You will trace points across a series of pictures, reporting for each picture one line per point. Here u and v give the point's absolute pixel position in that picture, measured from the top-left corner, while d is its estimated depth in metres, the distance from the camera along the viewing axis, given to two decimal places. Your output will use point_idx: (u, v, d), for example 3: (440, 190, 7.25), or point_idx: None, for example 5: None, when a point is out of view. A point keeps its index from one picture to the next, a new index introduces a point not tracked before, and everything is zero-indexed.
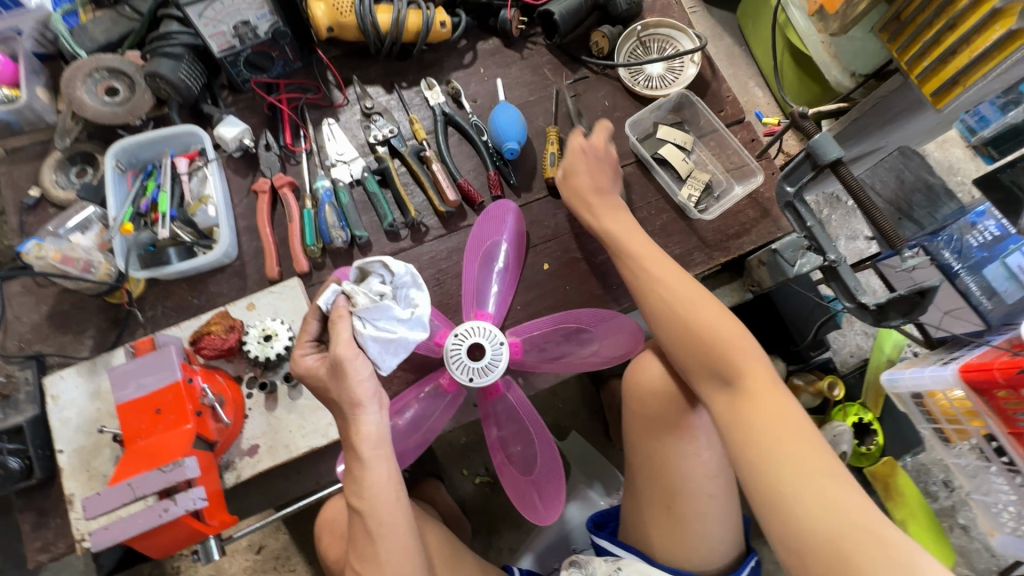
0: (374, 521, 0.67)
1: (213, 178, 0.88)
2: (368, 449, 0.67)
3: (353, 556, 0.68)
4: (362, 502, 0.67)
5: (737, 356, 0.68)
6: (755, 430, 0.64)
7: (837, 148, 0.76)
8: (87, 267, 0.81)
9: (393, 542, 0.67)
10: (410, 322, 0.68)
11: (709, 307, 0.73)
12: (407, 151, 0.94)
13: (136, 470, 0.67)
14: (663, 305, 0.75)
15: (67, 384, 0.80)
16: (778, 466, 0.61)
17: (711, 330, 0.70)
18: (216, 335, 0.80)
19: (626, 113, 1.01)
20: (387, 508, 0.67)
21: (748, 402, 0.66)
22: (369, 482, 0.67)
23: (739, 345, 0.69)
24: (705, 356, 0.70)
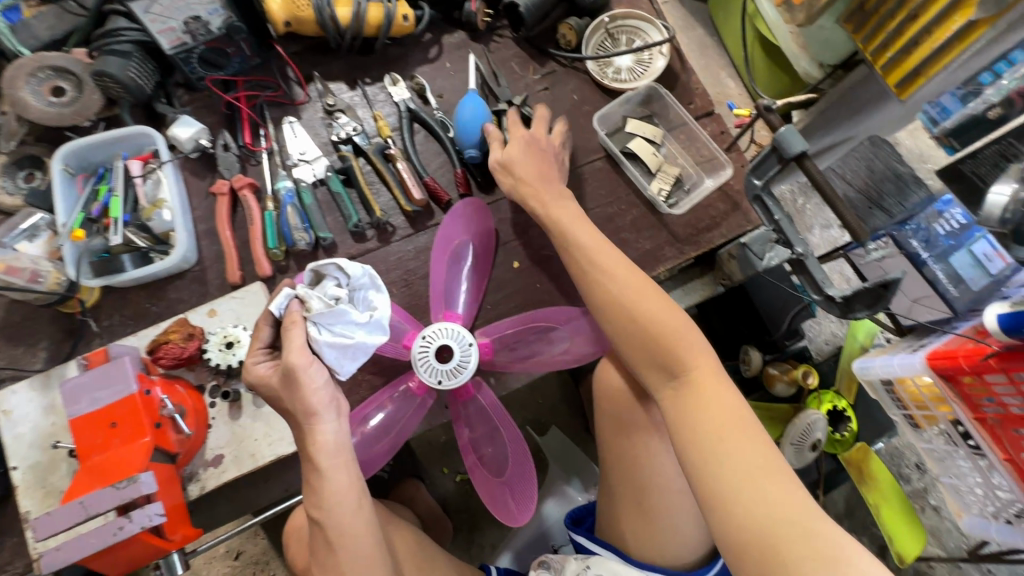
0: (334, 531, 0.65)
1: (168, 181, 0.85)
2: (324, 460, 0.66)
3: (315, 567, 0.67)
4: (321, 513, 0.66)
5: (685, 351, 0.67)
6: (699, 426, 0.63)
7: (801, 141, 0.76)
8: (33, 278, 0.77)
9: (356, 551, 0.66)
10: (370, 325, 0.67)
11: (655, 297, 0.71)
12: (371, 150, 0.91)
13: (90, 488, 0.64)
14: (608, 294, 0.73)
15: (19, 399, 0.77)
16: (719, 463, 0.61)
17: (658, 321, 0.69)
18: (174, 344, 0.78)
19: (595, 107, 1.00)
20: (349, 518, 0.66)
21: (692, 396, 0.65)
22: (328, 493, 0.66)
23: (684, 336, 0.69)
24: (652, 348, 0.68)
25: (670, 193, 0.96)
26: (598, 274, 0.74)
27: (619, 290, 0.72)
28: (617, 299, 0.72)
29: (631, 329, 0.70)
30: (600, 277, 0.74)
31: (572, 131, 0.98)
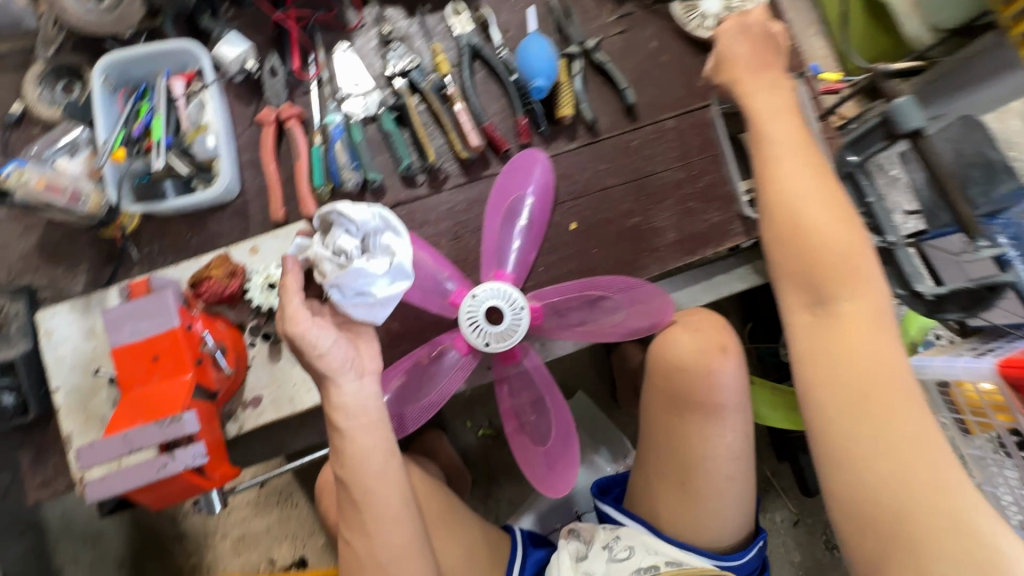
0: (358, 488, 0.64)
1: (212, 104, 0.79)
2: (343, 421, 0.63)
3: (342, 525, 0.66)
4: (346, 472, 0.64)
5: (847, 275, 0.58)
6: (846, 376, 0.56)
7: (920, 116, 0.66)
8: (74, 198, 0.73)
9: (378, 509, 0.63)
10: (391, 271, 0.64)
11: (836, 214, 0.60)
12: (428, 87, 0.84)
13: (133, 421, 0.63)
14: (775, 190, 0.62)
15: (60, 320, 0.76)
16: (853, 405, 0.55)
17: (822, 235, 0.59)
18: (216, 280, 0.75)
19: (674, 58, 0.90)
20: (370, 475, 0.63)
21: (839, 333, 0.57)
22: (351, 453, 0.63)
23: (851, 258, 0.59)
24: (812, 279, 0.59)
25: None
26: (773, 178, 0.62)
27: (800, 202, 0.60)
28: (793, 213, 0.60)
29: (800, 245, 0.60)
30: (777, 181, 0.62)
31: (645, 84, 0.89)
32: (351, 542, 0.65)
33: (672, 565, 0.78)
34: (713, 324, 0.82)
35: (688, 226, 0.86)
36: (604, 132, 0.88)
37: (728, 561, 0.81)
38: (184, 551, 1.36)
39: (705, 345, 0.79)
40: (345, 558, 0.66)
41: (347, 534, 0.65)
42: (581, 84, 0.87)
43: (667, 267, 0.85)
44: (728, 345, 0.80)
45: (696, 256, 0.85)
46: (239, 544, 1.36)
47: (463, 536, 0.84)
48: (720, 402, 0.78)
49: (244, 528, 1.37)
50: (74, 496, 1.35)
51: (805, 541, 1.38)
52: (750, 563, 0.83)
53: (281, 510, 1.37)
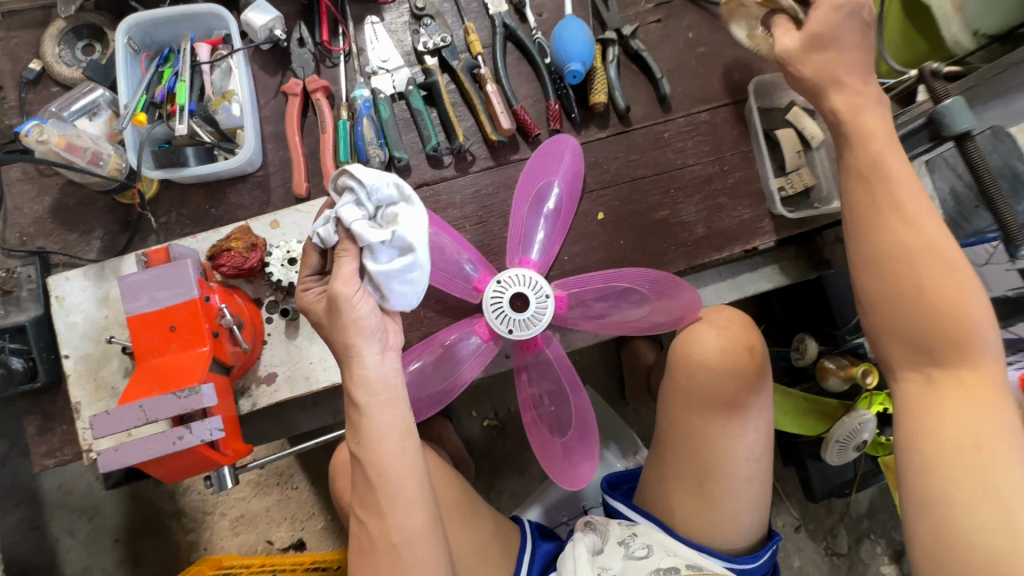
0: (374, 469, 0.58)
1: (239, 72, 0.77)
2: (363, 398, 0.58)
3: (355, 505, 0.61)
4: (364, 450, 0.59)
5: (967, 336, 0.49)
6: (956, 444, 0.47)
7: (969, 118, 0.65)
8: (94, 160, 0.71)
9: (397, 496, 0.59)
10: (394, 243, 0.57)
11: (956, 259, 0.50)
12: (459, 66, 0.82)
13: (148, 392, 0.61)
14: (885, 226, 0.52)
15: (73, 287, 0.74)
16: (959, 478, 0.46)
17: (938, 284, 0.50)
18: (236, 253, 0.72)
19: (710, 49, 0.88)
20: (389, 458, 0.58)
21: (948, 397, 0.49)
22: (368, 430, 0.58)
23: (971, 314, 0.49)
24: (923, 334, 0.50)
25: (792, 200, 0.86)
26: (876, 206, 0.53)
27: (912, 243, 0.51)
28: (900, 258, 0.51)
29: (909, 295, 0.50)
30: (884, 210, 0.53)
31: (680, 75, 0.87)
32: (365, 524, 0.60)
33: (692, 569, 0.76)
34: (741, 323, 0.81)
35: (717, 222, 0.84)
36: (636, 122, 0.86)
37: (739, 563, 0.80)
38: (181, 529, 1.34)
39: (732, 344, 0.78)
40: (357, 541, 0.61)
41: (361, 515, 0.60)
42: (616, 71, 0.85)
43: (693, 262, 0.84)
44: (754, 344, 0.79)
45: (724, 253, 0.84)
46: (237, 524, 1.35)
47: (474, 526, 0.82)
48: (743, 402, 0.76)
49: (243, 508, 1.36)
50: (72, 468, 1.34)
51: (805, 545, 1.37)
52: (762, 566, 0.82)
53: (281, 492, 1.36)
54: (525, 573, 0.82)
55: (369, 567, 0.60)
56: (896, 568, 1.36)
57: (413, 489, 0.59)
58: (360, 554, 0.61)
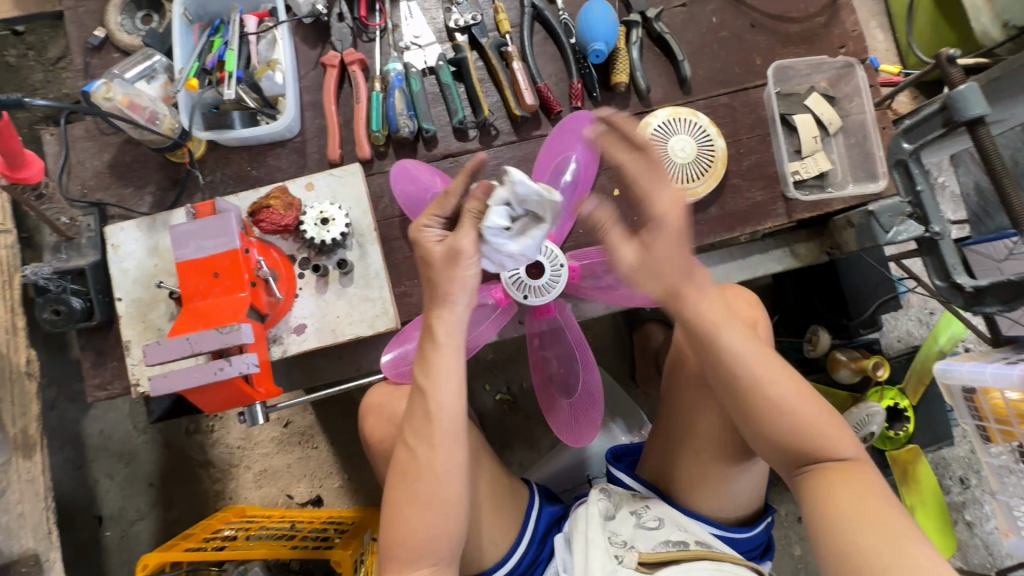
0: (435, 404, 0.63)
1: (283, 44, 0.83)
2: (442, 334, 0.63)
3: (405, 433, 0.66)
4: (427, 382, 0.64)
5: (816, 433, 0.62)
6: (865, 511, 0.57)
7: (983, 104, 0.66)
8: (152, 118, 0.76)
9: (450, 431, 0.64)
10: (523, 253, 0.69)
11: (793, 375, 0.63)
12: (488, 44, 0.86)
13: (192, 329, 0.68)
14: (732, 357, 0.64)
15: (127, 236, 0.82)
16: (854, 540, 0.56)
17: (788, 399, 0.62)
18: (275, 210, 0.78)
19: (732, 34, 0.90)
20: (448, 398, 0.64)
21: (831, 482, 0.60)
22: (436, 366, 0.63)
23: (819, 418, 0.62)
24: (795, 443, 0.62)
25: (806, 185, 0.89)
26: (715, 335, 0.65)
27: (756, 370, 0.63)
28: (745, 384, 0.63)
29: (771, 418, 0.62)
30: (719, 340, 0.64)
31: (702, 59, 0.90)
32: (412, 451, 0.65)
33: (700, 545, 0.79)
34: (750, 299, 0.80)
35: (730, 202, 0.87)
36: (655, 104, 0.89)
37: (735, 533, 0.84)
38: (209, 478, 1.44)
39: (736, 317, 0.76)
40: (397, 467, 0.65)
41: (409, 442, 0.65)
42: (638, 52, 0.88)
43: (704, 241, 0.87)
44: (759, 319, 0.77)
45: (735, 233, 0.87)
46: (261, 477, 1.44)
47: (487, 478, 0.86)
48: None
49: (266, 463, 1.44)
50: (113, 416, 1.43)
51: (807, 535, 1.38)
52: (758, 537, 0.85)
53: (302, 450, 1.44)
54: (532, 525, 0.87)
55: (407, 492, 0.64)
56: None
57: (462, 429, 0.65)
58: (399, 478, 0.65)
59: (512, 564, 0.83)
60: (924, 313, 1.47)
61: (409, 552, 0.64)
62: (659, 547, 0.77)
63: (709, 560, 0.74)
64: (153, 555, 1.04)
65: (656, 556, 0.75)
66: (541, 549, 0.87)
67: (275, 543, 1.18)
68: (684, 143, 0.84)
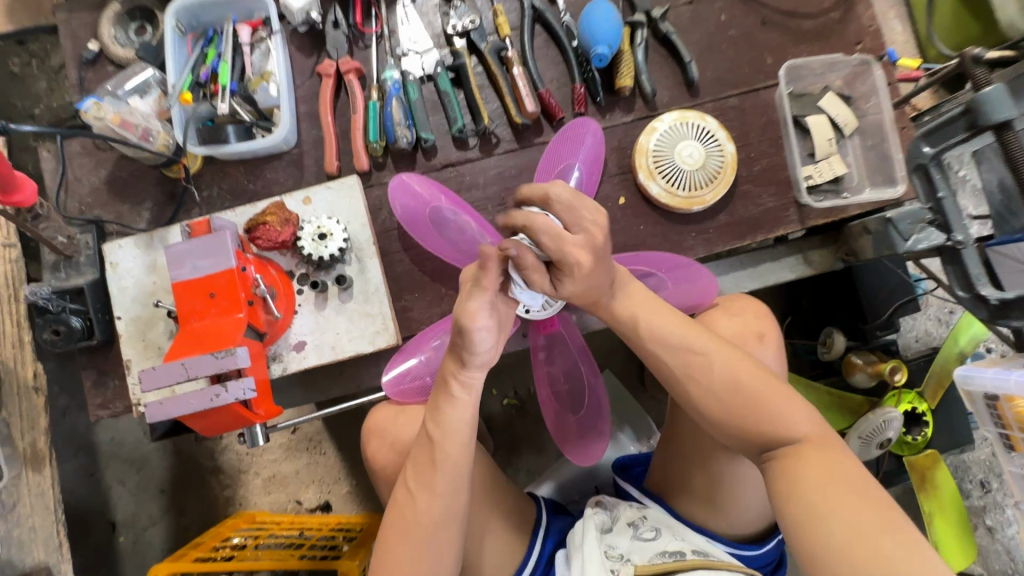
0: (441, 452, 0.65)
1: (276, 55, 0.81)
2: (457, 388, 0.65)
3: (408, 473, 0.67)
4: (437, 430, 0.66)
5: (774, 410, 0.62)
6: (832, 489, 0.56)
7: (1010, 107, 0.62)
8: (145, 136, 0.74)
9: (454, 478, 0.66)
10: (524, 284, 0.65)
11: (741, 360, 0.65)
12: (487, 49, 0.83)
13: (189, 351, 0.67)
14: (679, 347, 0.66)
15: (125, 254, 0.81)
16: (822, 514, 0.55)
17: (738, 383, 0.63)
18: (272, 226, 0.77)
19: (742, 32, 0.86)
20: (455, 447, 0.65)
21: (797, 460, 0.59)
22: (449, 417, 0.65)
23: (774, 398, 0.62)
24: (750, 432, 0.63)
25: (820, 190, 0.85)
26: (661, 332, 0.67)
27: (699, 356, 0.65)
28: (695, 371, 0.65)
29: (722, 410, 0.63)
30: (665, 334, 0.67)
31: (710, 59, 0.86)
32: (412, 494, 0.66)
33: (697, 554, 0.78)
34: (757, 310, 0.77)
35: (740, 209, 0.84)
36: (662, 108, 0.86)
37: (743, 549, 0.81)
38: (219, 484, 1.45)
39: (743, 329, 0.74)
40: (396, 506, 0.67)
41: (409, 481, 0.67)
42: (644, 54, 0.84)
43: (714, 250, 0.84)
44: (766, 332, 0.75)
45: (745, 241, 0.84)
46: (270, 483, 1.44)
47: (493, 500, 0.84)
48: None
49: (275, 469, 1.45)
50: (123, 423, 1.44)
51: None
52: (769, 554, 0.83)
53: (310, 456, 1.44)
54: (540, 543, 0.85)
55: (402, 534, 0.66)
56: None
57: (465, 478, 0.67)
58: (398, 519, 0.66)
59: None
60: (943, 312, 1.42)
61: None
62: (655, 559, 0.76)
63: (704, 569, 0.75)
64: (165, 565, 1.05)
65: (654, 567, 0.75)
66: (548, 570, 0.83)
67: (283, 552, 1.19)
68: (692, 149, 0.81)
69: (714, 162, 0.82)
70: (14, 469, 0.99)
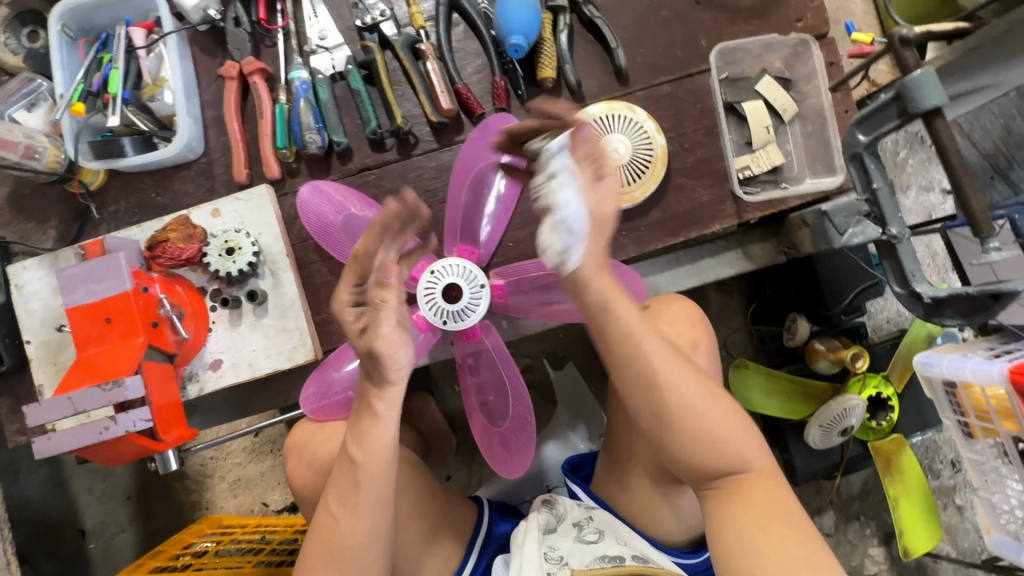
0: (365, 473, 0.61)
1: (171, 58, 0.76)
2: (383, 408, 0.61)
3: (330, 495, 0.63)
4: (360, 452, 0.61)
5: (729, 440, 0.58)
6: (770, 531, 0.55)
7: (939, 93, 0.57)
8: (28, 153, 0.73)
9: (378, 497, 0.62)
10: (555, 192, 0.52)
11: (702, 388, 0.58)
12: (399, 42, 0.78)
13: (81, 383, 0.64)
14: (638, 357, 0.58)
15: (31, 275, 0.77)
16: (757, 551, 0.54)
17: (704, 411, 0.58)
18: (173, 243, 0.73)
19: (675, 13, 0.81)
20: (380, 467, 0.61)
21: (743, 493, 0.58)
22: (373, 438, 0.61)
23: (734, 428, 0.58)
24: (706, 457, 0.58)
25: (759, 181, 0.81)
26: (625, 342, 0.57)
27: (662, 375, 0.57)
28: (658, 389, 0.57)
29: (682, 431, 0.57)
30: (630, 344, 0.57)
31: (641, 44, 0.81)
32: (335, 516, 0.62)
33: (637, 560, 0.74)
34: (692, 316, 0.74)
35: (675, 204, 0.80)
36: (590, 99, 0.81)
37: (684, 557, 0.78)
38: (185, 490, 1.44)
39: (676, 338, 0.71)
40: (316, 526, 0.63)
41: (331, 503, 0.63)
42: (568, 41, 0.79)
43: (647, 248, 0.80)
44: (700, 342, 0.72)
45: (680, 238, 0.80)
46: (235, 486, 1.44)
47: (423, 512, 0.83)
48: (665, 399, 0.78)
49: (240, 473, 1.44)
50: None
51: None
52: None
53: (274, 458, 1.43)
54: (476, 551, 0.83)
55: (323, 556, 0.62)
56: (885, 550, 1.36)
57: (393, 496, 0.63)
58: (319, 537, 0.62)
59: None
60: None
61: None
62: (593, 563, 0.73)
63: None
64: None
65: None
66: None
67: (241, 558, 1.18)
68: (618, 143, 0.77)
69: (641, 157, 0.78)
70: None
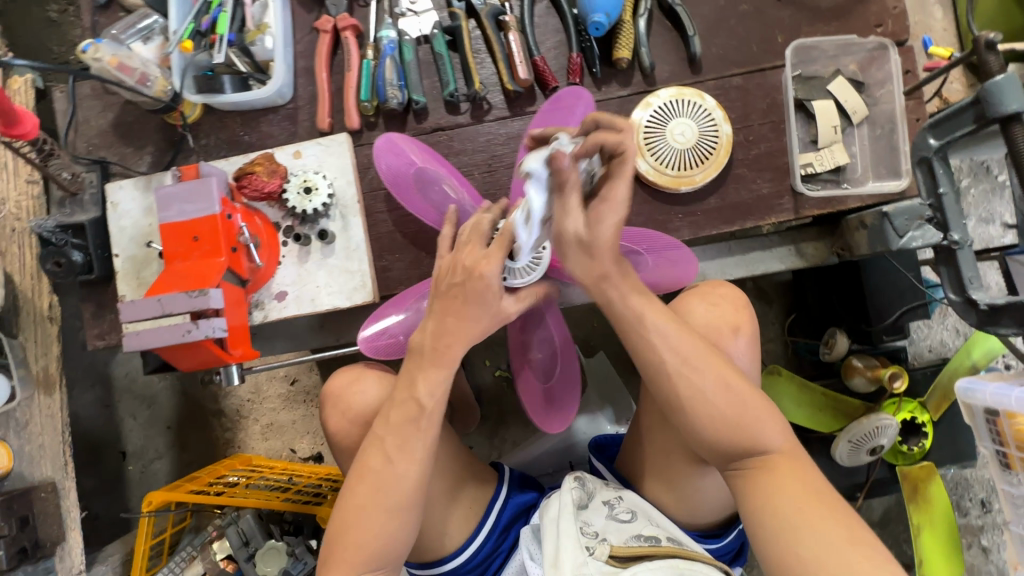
0: (426, 413, 0.63)
1: (275, 7, 0.81)
2: (459, 350, 0.65)
3: (382, 432, 0.64)
4: (425, 391, 0.64)
5: (752, 422, 0.60)
6: (807, 511, 0.56)
7: (1021, 98, 0.58)
8: (142, 80, 0.79)
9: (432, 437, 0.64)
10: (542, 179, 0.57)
11: (719, 376, 0.61)
12: (484, 12, 0.82)
13: (170, 287, 0.70)
14: (659, 346, 0.62)
15: (125, 195, 0.84)
16: (794, 531, 0.55)
17: (725, 395, 0.60)
18: (259, 177, 0.79)
19: (754, 8, 0.82)
20: (437, 411, 0.64)
21: (768, 475, 0.59)
22: (436, 380, 0.64)
23: (758, 412, 0.61)
24: (724, 439, 0.61)
25: (821, 180, 0.83)
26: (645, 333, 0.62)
27: (677, 363, 0.61)
28: (676, 376, 0.61)
29: (697, 415, 0.61)
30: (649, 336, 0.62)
31: (717, 35, 0.83)
32: (390, 457, 0.63)
33: (672, 542, 0.75)
34: (736, 301, 0.75)
35: (733, 194, 0.81)
36: (660, 84, 0.83)
37: (707, 542, 0.81)
38: (221, 426, 1.52)
39: (719, 321, 0.73)
40: (366, 467, 0.64)
41: (386, 441, 0.64)
42: (646, 26, 0.82)
43: (699, 233, 0.82)
44: (742, 326, 0.73)
45: (734, 227, 0.81)
46: (267, 430, 1.50)
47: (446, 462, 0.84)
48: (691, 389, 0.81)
49: (273, 418, 1.51)
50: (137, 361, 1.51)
51: None
52: (730, 544, 0.83)
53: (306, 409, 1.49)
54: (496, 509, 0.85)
55: (375, 496, 0.62)
56: None
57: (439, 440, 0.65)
58: (371, 476, 0.63)
59: (468, 554, 0.83)
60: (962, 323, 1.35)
61: (364, 556, 0.61)
62: (630, 541, 0.73)
63: (678, 559, 0.70)
64: (158, 495, 1.08)
65: (631, 550, 0.70)
66: (504, 533, 0.85)
67: (270, 493, 1.23)
68: (685, 128, 0.79)
69: (706, 143, 0.80)
70: (25, 391, 0.92)
